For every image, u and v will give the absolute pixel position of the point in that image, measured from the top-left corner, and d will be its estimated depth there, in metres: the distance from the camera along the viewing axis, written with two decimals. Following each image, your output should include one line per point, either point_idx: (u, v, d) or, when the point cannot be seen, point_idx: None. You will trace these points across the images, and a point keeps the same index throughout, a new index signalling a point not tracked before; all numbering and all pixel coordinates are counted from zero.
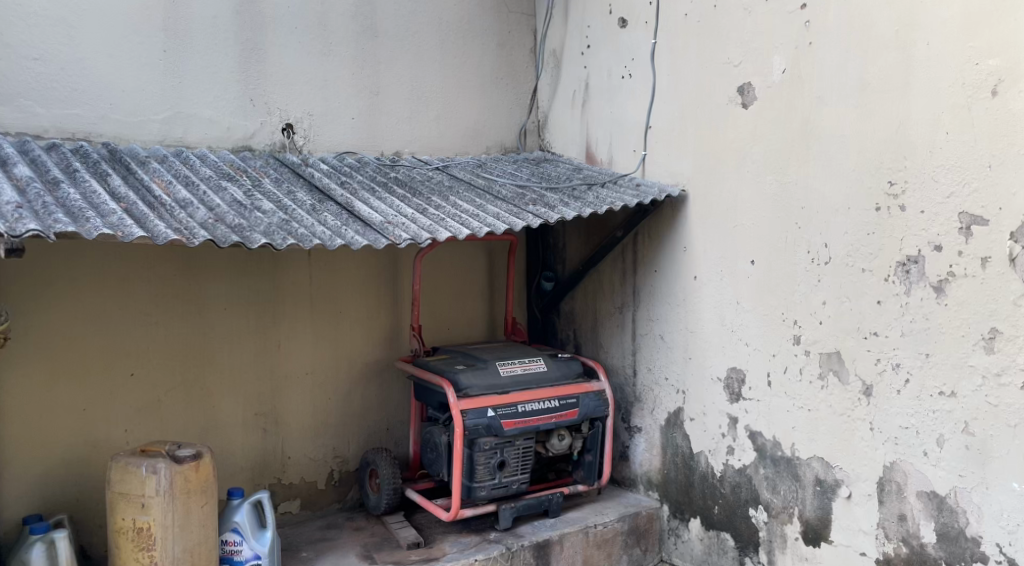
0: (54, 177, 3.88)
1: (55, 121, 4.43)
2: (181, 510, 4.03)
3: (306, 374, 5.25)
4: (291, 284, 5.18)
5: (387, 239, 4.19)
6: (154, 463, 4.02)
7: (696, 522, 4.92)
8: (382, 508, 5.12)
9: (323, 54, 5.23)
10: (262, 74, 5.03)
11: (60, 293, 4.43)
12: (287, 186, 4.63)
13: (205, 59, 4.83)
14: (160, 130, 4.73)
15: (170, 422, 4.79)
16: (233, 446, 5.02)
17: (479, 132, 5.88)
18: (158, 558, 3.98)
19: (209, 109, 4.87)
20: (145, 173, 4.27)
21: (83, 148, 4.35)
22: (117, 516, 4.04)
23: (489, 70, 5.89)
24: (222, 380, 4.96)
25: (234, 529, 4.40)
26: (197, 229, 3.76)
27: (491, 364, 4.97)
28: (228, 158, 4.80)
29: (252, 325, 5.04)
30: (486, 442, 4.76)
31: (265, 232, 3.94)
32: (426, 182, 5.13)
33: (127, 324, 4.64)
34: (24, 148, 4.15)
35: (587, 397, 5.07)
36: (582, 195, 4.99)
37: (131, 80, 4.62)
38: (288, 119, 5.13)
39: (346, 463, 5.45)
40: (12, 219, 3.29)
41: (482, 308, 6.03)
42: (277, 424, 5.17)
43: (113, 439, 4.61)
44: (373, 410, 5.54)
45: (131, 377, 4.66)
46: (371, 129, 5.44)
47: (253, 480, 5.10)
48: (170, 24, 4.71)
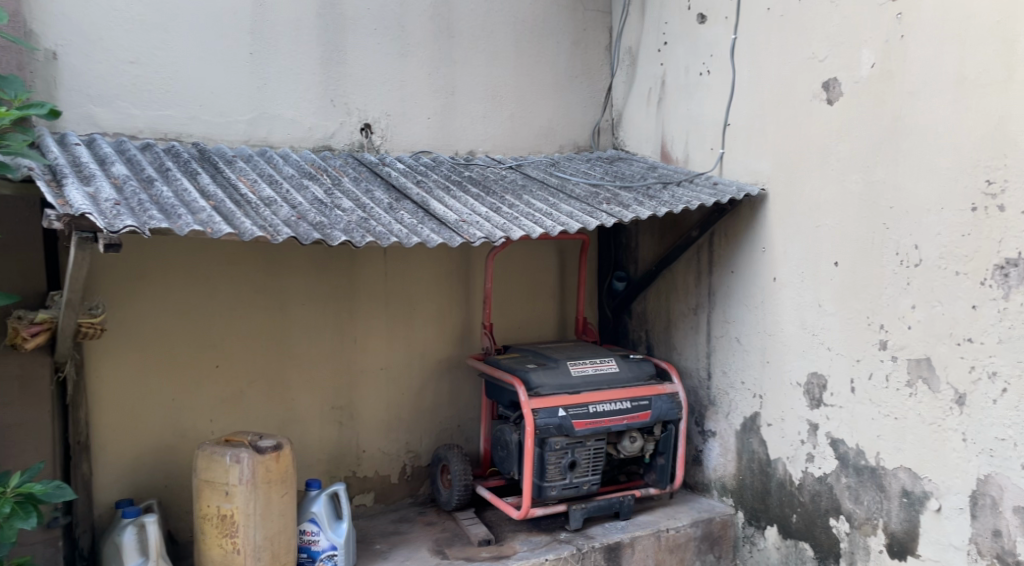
0: (148, 175, 4.01)
1: (149, 122, 4.59)
2: (262, 499, 4.12)
3: (381, 369, 5.33)
4: (367, 281, 5.25)
5: (461, 237, 4.22)
6: (237, 453, 4.13)
7: (773, 530, 4.83)
8: (453, 504, 5.16)
9: (401, 54, 5.29)
10: (342, 74, 5.11)
11: (150, 286, 4.59)
12: (365, 185, 4.69)
13: (289, 60, 4.94)
14: (246, 131, 4.85)
15: (252, 412, 4.91)
16: (310, 439, 5.12)
17: (554, 131, 5.87)
18: (240, 545, 4.09)
19: (292, 110, 4.97)
20: (232, 172, 4.39)
21: (174, 148, 4.49)
22: (203, 502, 4.17)
23: (564, 69, 5.88)
24: (302, 373, 5.06)
25: (312, 519, 4.49)
26: (281, 226, 3.84)
27: (562, 363, 4.97)
28: (310, 158, 4.89)
29: (330, 320, 5.14)
30: (557, 442, 4.76)
31: (344, 230, 4.01)
32: (499, 181, 5.14)
33: (213, 318, 4.77)
34: (121, 148, 4.30)
35: (660, 400, 5.01)
36: (657, 194, 4.94)
37: (219, 82, 4.75)
38: (366, 119, 5.21)
39: (418, 459, 5.51)
40: (112, 215, 3.41)
41: (553, 307, 6.02)
42: (353, 418, 5.25)
43: (200, 428, 4.75)
44: (445, 407, 5.59)
45: (216, 368, 4.79)
46: (446, 128, 5.48)
47: (329, 472, 5.19)
48: (257, 27, 4.83)
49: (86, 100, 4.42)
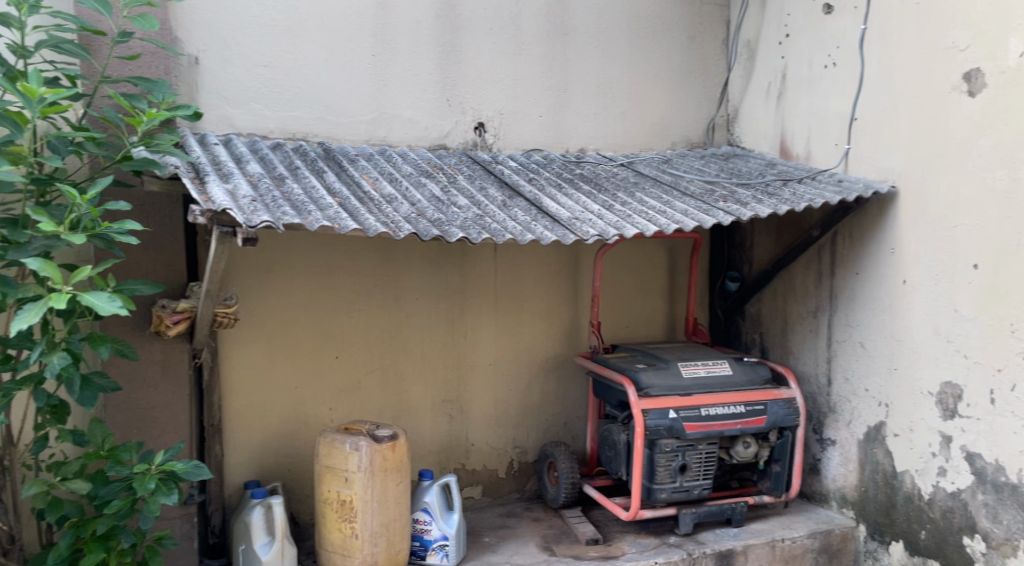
0: (279, 173, 4.16)
1: (279, 123, 4.75)
2: (379, 487, 4.23)
3: (490, 364, 5.37)
4: (478, 277, 5.30)
5: (575, 235, 4.20)
6: (356, 441, 4.25)
7: (898, 546, 4.62)
8: (559, 501, 5.15)
9: (515, 53, 5.31)
10: (458, 75, 5.17)
11: (277, 279, 4.75)
12: (479, 182, 4.74)
13: (408, 62, 5.03)
14: (367, 131, 4.96)
15: (368, 402, 5.03)
16: (422, 430, 5.21)
17: (666, 128, 5.78)
18: (358, 530, 4.22)
19: (410, 110, 5.06)
20: (355, 170, 4.50)
21: (302, 148, 4.64)
22: (324, 487, 4.31)
23: (679, 64, 5.77)
24: (415, 365, 5.15)
25: (424, 508, 4.57)
26: (402, 222, 3.92)
27: (673, 364, 4.90)
28: (426, 156, 4.98)
29: (442, 314, 5.21)
30: (667, 444, 4.68)
31: (461, 226, 4.05)
32: (611, 178, 5.11)
33: (333, 310, 4.91)
34: (254, 147, 4.48)
35: (776, 405, 4.86)
36: (777, 192, 4.80)
37: (342, 82, 4.87)
38: (480, 118, 5.25)
39: (525, 455, 5.53)
40: (249, 211, 3.55)
41: (663, 307, 5.92)
42: (463, 411, 5.31)
43: (320, 416, 4.90)
44: (552, 404, 5.58)
45: (336, 359, 4.93)
46: (558, 125, 5.47)
47: (439, 463, 5.27)
48: (378, 29, 4.93)
49: (223, 102, 4.61)
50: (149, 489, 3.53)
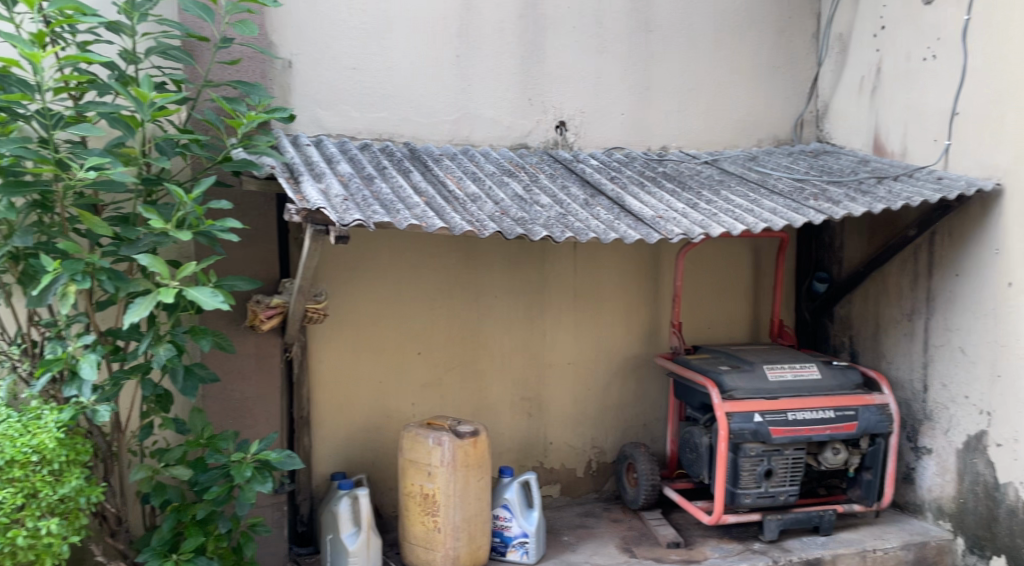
0: (368, 173, 4.22)
1: (367, 124, 4.81)
2: (461, 482, 4.25)
3: (569, 363, 5.33)
4: (557, 275, 5.27)
5: (659, 233, 4.13)
6: (439, 436, 4.27)
7: (1000, 561, 4.42)
8: (639, 503, 5.08)
9: (598, 52, 5.26)
10: (541, 74, 5.14)
11: (361, 276, 4.81)
12: (561, 181, 4.70)
13: (492, 62, 5.03)
14: (450, 131, 4.98)
15: (448, 399, 5.06)
16: (502, 427, 5.21)
17: (752, 124, 5.63)
18: (441, 524, 4.25)
19: (492, 110, 5.06)
20: (440, 169, 4.53)
21: (388, 148, 4.69)
22: (407, 480, 4.35)
23: (767, 60, 5.62)
24: (495, 363, 5.16)
25: (505, 505, 4.57)
26: (486, 221, 3.93)
27: (759, 367, 4.77)
28: (508, 155, 4.98)
29: (521, 313, 5.20)
30: (752, 449, 4.56)
31: (544, 224, 4.03)
32: (695, 176, 5.01)
33: (414, 308, 4.95)
34: (343, 147, 4.56)
35: (868, 411, 4.68)
36: (871, 190, 4.63)
37: (427, 83, 4.90)
38: (561, 116, 5.21)
39: (604, 455, 5.47)
40: (341, 210, 3.62)
41: (748, 308, 5.78)
42: (541, 410, 5.29)
43: (403, 411, 4.94)
44: (632, 405, 5.51)
45: (417, 355, 4.97)
46: (641, 123, 5.39)
47: (518, 461, 5.26)
48: (463, 30, 4.95)
49: (313, 104, 4.68)
50: (245, 477, 3.68)
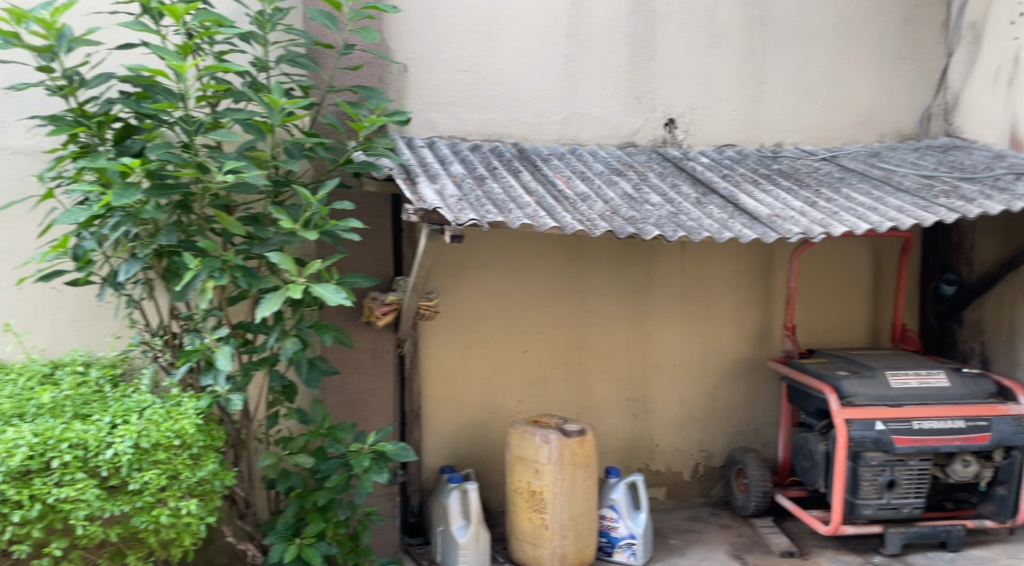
0: (479, 173, 4.29)
1: (477, 125, 4.87)
2: (569, 480, 4.27)
3: (676, 365, 5.27)
4: (664, 275, 5.21)
5: (777, 232, 4.04)
6: (547, 434, 4.30)
7: None
8: (750, 509, 4.97)
9: (710, 48, 5.17)
10: (650, 71, 5.10)
11: (470, 275, 4.89)
12: (671, 179, 4.65)
13: (601, 61, 5.02)
14: (558, 131, 5.00)
15: (553, 398, 5.08)
16: (607, 428, 5.19)
17: (873, 119, 5.43)
18: (548, 521, 4.28)
19: (600, 109, 5.04)
20: (549, 169, 4.55)
21: (497, 149, 4.75)
22: (516, 477, 4.40)
23: (890, 52, 5.41)
24: (600, 363, 5.15)
25: (611, 505, 4.55)
26: (597, 221, 3.93)
27: (881, 373, 4.60)
28: (616, 154, 4.96)
29: (628, 312, 5.17)
30: (874, 458, 4.39)
31: (656, 223, 4.00)
32: (813, 173, 4.86)
33: (521, 306, 4.99)
34: (455, 148, 4.64)
35: (1002, 422, 4.44)
36: (1007, 187, 4.39)
37: (537, 84, 4.93)
38: (671, 114, 5.16)
39: (711, 459, 5.37)
40: (457, 210, 3.70)
41: (867, 311, 5.58)
42: (648, 411, 5.24)
43: (509, 409, 5.00)
44: (741, 409, 5.40)
45: (523, 353, 5.01)
46: (754, 120, 5.28)
47: (623, 462, 5.22)
48: (573, 30, 4.96)
49: (427, 107, 4.77)
50: (364, 467, 3.83)
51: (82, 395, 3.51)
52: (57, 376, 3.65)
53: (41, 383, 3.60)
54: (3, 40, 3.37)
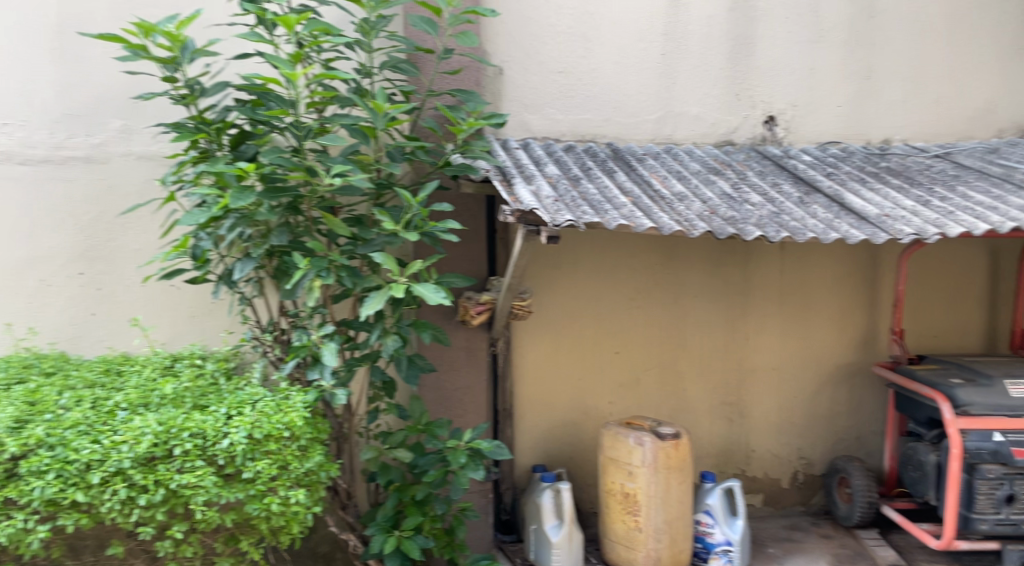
0: (574, 174, 4.31)
1: (571, 126, 4.89)
2: (663, 483, 4.25)
3: (774, 369, 5.18)
4: (762, 277, 5.13)
5: (887, 233, 3.93)
6: (640, 436, 4.30)
7: None
8: (854, 520, 4.85)
9: (814, 42, 5.06)
10: (750, 68, 5.03)
11: (564, 276, 4.92)
12: (772, 178, 4.58)
13: (699, 59, 4.98)
14: (653, 129, 4.97)
15: (645, 400, 5.06)
16: (702, 431, 5.13)
17: (989, 114, 5.22)
18: (642, 524, 4.27)
19: (697, 106, 5.00)
20: (644, 169, 4.54)
21: (592, 149, 4.77)
22: (608, 478, 4.41)
23: (1009, 42, 5.20)
24: (694, 365, 5.10)
25: (707, 510, 4.51)
26: (695, 221, 3.91)
27: (999, 382, 4.39)
28: (713, 153, 4.91)
29: (724, 315, 5.11)
30: (992, 471, 4.22)
31: (758, 224, 3.96)
32: (924, 171, 4.70)
33: (613, 307, 4.99)
34: (549, 149, 4.68)
35: None
36: None
37: (633, 83, 4.93)
38: (771, 111, 5.07)
39: (811, 467, 5.25)
40: (553, 211, 3.74)
41: (981, 316, 5.35)
42: (744, 416, 5.17)
43: (601, 409, 5.00)
44: (843, 415, 5.26)
45: (615, 354, 5.01)
46: (859, 116, 5.14)
47: (717, 467, 5.16)
48: (670, 28, 4.93)
49: (521, 109, 4.81)
50: (460, 463, 3.91)
51: (200, 387, 3.71)
52: (176, 368, 3.86)
53: (163, 375, 3.82)
54: (133, 53, 3.59)
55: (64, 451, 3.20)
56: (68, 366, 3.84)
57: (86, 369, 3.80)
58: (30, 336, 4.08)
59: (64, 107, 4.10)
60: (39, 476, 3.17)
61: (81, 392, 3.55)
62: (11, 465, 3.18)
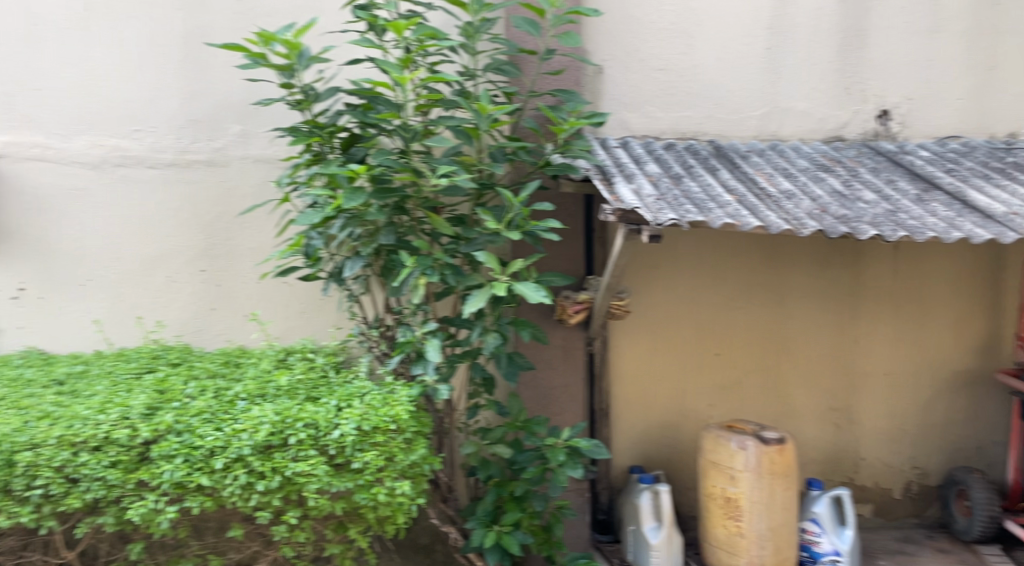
0: (676, 172, 4.29)
1: (672, 124, 4.84)
2: (767, 489, 4.19)
3: (886, 374, 5.01)
4: (873, 278, 4.98)
5: (1015, 232, 3.76)
6: (743, 440, 4.25)
7: None
8: (973, 535, 4.70)
9: (932, 32, 4.89)
10: (863, 60, 4.89)
11: (663, 275, 4.88)
12: (886, 175, 4.43)
13: (807, 52, 4.87)
14: (757, 126, 4.88)
15: (746, 403, 4.98)
16: (808, 438, 5.01)
17: None
18: (745, 530, 4.21)
19: (805, 102, 4.88)
20: (749, 166, 4.47)
21: (693, 147, 4.72)
22: (709, 482, 4.35)
23: None
24: (799, 369, 4.99)
25: (813, 519, 4.42)
26: (805, 220, 3.83)
27: None
28: (822, 149, 4.78)
29: (831, 317, 4.98)
30: None
31: (872, 223, 3.85)
32: None
33: (714, 308, 4.93)
34: (649, 147, 4.65)
35: None
36: None
37: (737, 80, 4.85)
38: (885, 105, 4.91)
39: (926, 478, 5.07)
40: (655, 210, 3.74)
41: None
42: (852, 423, 5.02)
43: (700, 411, 4.95)
44: (962, 424, 5.06)
45: (715, 356, 4.95)
46: (980, 108, 4.94)
47: (824, 475, 5.02)
48: (777, 21, 4.84)
49: (621, 107, 4.79)
50: (559, 461, 3.96)
51: (311, 379, 3.87)
52: (289, 361, 4.03)
53: (277, 367, 4.00)
54: (254, 61, 3.77)
55: (191, 437, 3.40)
56: (191, 358, 4.06)
57: (208, 361, 4.01)
58: (158, 328, 4.33)
59: (189, 114, 4.34)
60: (168, 460, 3.37)
61: (204, 383, 3.76)
62: (143, 449, 3.39)
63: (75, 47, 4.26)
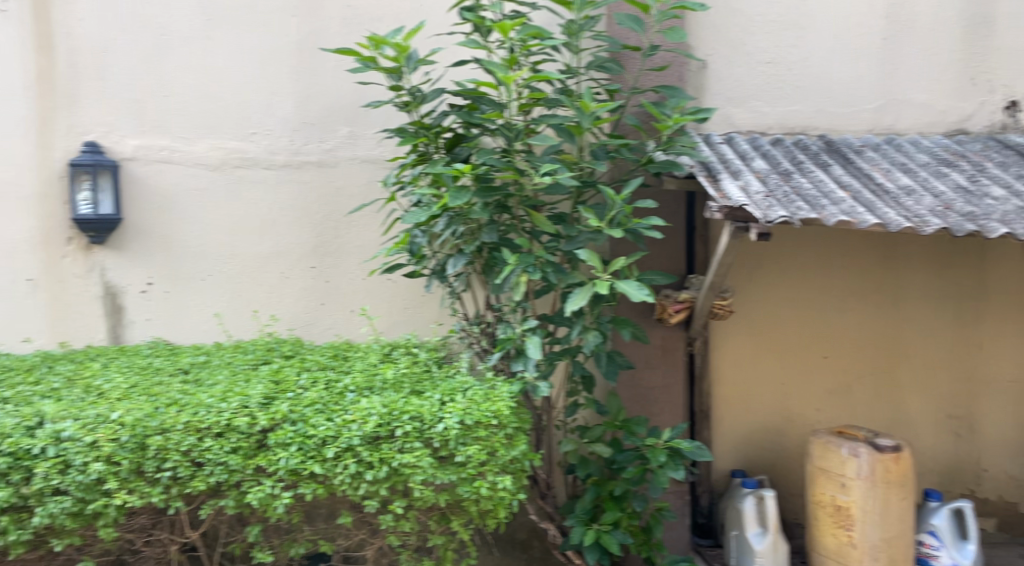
0: (785, 168, 4.19)
1: (778, 119, 4.70)
2: (881, 498, 4.04)
3: (1011, 381, 4.78)
4: (999, 281, 4.77)
5: None
6: (855, 447, 4.11)
7: None
8: None
9: None
10: (989, 49, 4.68)
11: (769, 275, 4.78)
12: (1016, 170, 4.22)
13: (928, 41, 4.69)
14: (871, 119, 4.70)
15: (858, 408, 4.82)
16: (924, 446, 4.81)
17: None
18: (856, 540, 4.07)
19: (924, 94, 4.69)
20: (864, 162, 4.32)
21: (802, 141, 4.58)
22: (818, 489, 4.23)
23: None
24: (914, 373, 4.80)
25: (931, 531, 4.23)
26: (927, 217, 3.69)
27: None
28: (943, 143, 4.58)
29: (950, 320, 4.78)
30: None
31: (1002, 220, 3.68)
32: None
33: (823, 309, 4.79)
34: (755, 142, 4.54)
35: None
36: None
37: (850, 72, 4.70)
38: (1014, 95, 4.69)
39: None
40: (765, 207, 3.67)
41: None
42: (973, 431, 4.80)
43: (808, 416, 4.81)
44: None
45: (824, 359, 4.80)
46: None
47: (942, 485, 4.80)
48: (893, 11, 4.68)
49: (726, 102, 4.69)
50: (660, 462, 3.96)
51: (415, 373, 3.96)
52: (394, 356, 4.14)
53: (382, 361, 4.11)
54: (364, 65, 3.88)
55: (305, 427, 3.54)
56: (303, 350, 4.22)
57: (319, 354, 4.16)
58: (272, 322, 4.51)
59: (303, 116, 4.52)
60: (284, 448, 3.51)
61: (316, 375, 3.90)
62: (261, 436, 3.54)
63: (199, 54, 4.47)
